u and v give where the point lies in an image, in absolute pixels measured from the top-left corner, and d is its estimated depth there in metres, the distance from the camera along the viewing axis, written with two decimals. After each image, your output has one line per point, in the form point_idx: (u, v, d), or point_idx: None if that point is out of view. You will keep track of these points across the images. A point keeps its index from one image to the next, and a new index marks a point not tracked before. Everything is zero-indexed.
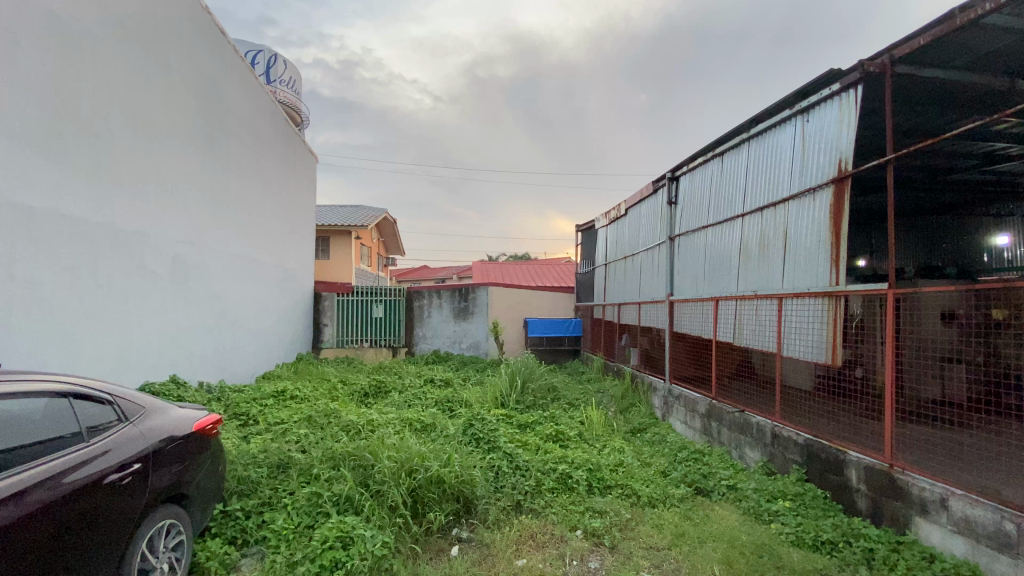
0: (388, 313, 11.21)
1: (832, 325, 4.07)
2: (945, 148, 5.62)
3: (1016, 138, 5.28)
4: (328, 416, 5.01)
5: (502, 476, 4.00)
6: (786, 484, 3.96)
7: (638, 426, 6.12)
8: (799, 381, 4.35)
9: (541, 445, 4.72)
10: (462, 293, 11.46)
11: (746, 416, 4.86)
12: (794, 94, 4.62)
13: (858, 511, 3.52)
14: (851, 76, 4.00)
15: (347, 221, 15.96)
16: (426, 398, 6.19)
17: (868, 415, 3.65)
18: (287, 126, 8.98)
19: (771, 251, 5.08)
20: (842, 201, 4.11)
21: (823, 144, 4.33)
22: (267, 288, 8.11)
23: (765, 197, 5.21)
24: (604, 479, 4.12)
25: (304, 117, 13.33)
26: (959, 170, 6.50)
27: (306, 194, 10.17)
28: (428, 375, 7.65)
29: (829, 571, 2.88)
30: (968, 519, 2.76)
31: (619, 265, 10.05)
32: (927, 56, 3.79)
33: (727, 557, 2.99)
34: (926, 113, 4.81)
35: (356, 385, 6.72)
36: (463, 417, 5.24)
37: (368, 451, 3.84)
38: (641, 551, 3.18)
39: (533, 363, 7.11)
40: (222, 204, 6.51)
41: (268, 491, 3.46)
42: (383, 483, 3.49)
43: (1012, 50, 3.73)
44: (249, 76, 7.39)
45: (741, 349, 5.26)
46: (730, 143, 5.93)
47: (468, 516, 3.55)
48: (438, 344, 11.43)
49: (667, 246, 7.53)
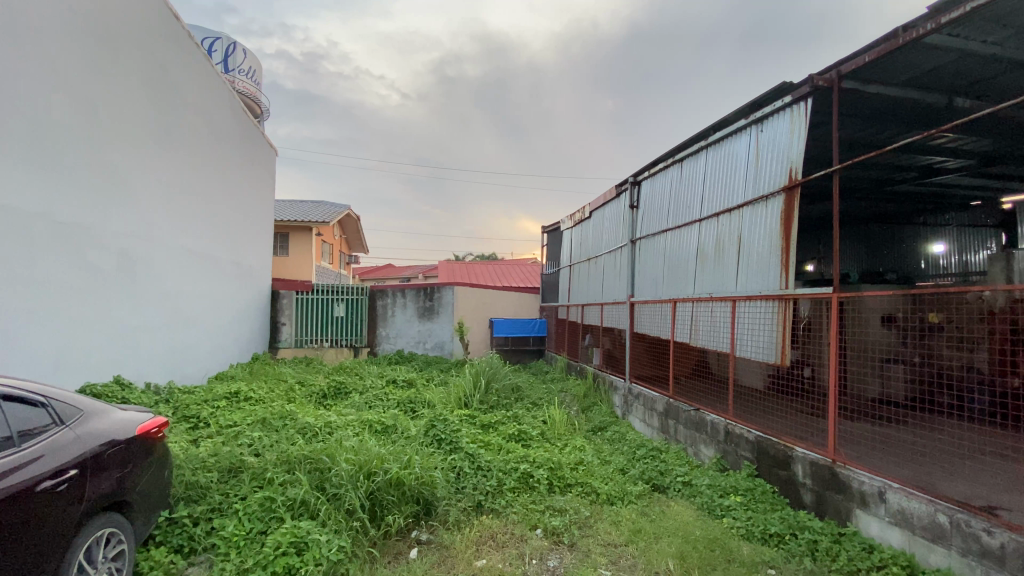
0: (350, 313, 10.99)
1: (781, 327, 4.25)
2: (888, 160, 5.96)
3: (951, 152, 5.65)
4: (283, 418, 4.87)
5: (464, 477, 3.98)
6: (738, 480, 4.11)
7: (599, 425, 6.22)
8: (751, 381, 4.53)
9: (503, 445, 4.73)
10: (427, 293, 11.35)
11: (702, 414, 5.02)
12: (749, 105, 4.80)
13: (804, 505, 3.69)
14: (801, 90, 4.19)
15: (307, 217, 15.54)
16: (388, 399, 6.09)
17: (813, 412, 3.83)
18: (245, 118, 8.66)
19: (726, 255, 5.25)
20: (791, 208, 4.30)
21: (775, 153, 4.52)
22: (221, 285, 7.80)
23: (721, 203, 5.40)
24: (564, 478, 4.16)
25: (263, 109, 12.90)
26: (901, 182, 6.91)
27: (264, 189, 9.85)
28: (390, 375, 7.55)
29: (776, 563, 3.01)
30: (904, 510, 2.94)
31: (583, 266, 10.19)
32: (872, 72, 4.01)
33: (681, 552, 3.07)
34: (871, 126, 5.09)
35: (316, 386, 6.55)
36: (425, 418, 5.19)
37: (325, 454, 3.75)
38: (599, 548, 3.23)
39: (497, 363, 7.12)
40: (173, 197, 6.22)
41: (218, 496, 3.32)
42: (341, 486, 3.42)
43: (948, 70, 4.00)
44: (205, 64, 7.10)
45: (697, 349, 5.43)
46: (689, 149, 6.10)
47: (428, 518, 3.53)
48: (401, 344, 11.29)
49: (629, 249, 7.69)
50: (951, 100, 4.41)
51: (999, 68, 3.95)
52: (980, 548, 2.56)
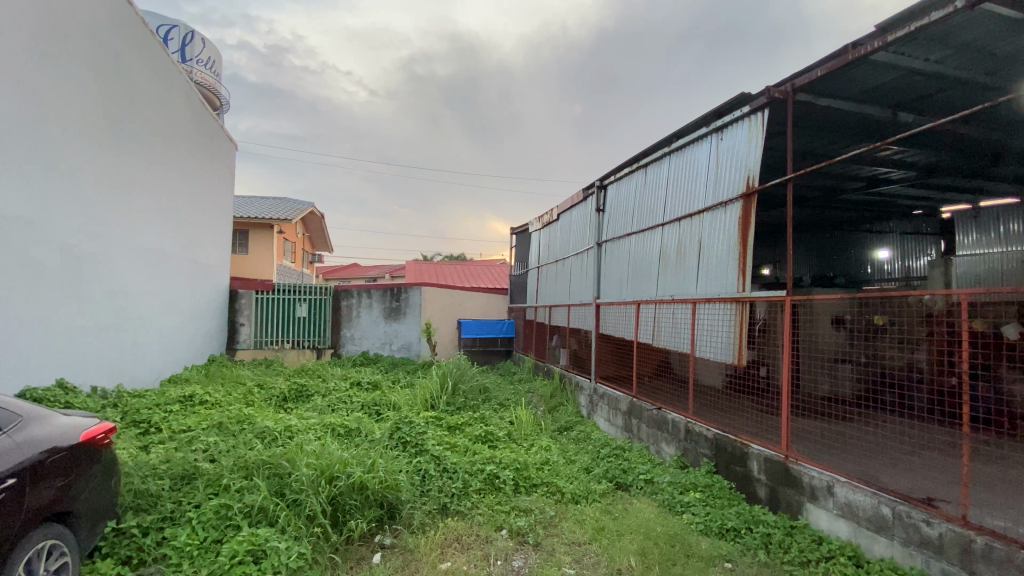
0: (313, 313, 10.73)
1: (738, 328, 4.41)
2: (838, 170, 6.27)
3: (895, 164, 5.99)
4: (241, 422, 4.71)
5: (429, 480, 3.95)
6: (698, 477, 4.24)
7: (565, 425, 6.28)
8: (710, 380, 4.68)
9: (469, 446, 4.71)
10: (393, 293, 11.21)
11: (664, 413, 5.15)
12: (709, 114, 4.96)
13: (758, 499, 3.83)
14: (759, 101, 4.36)
15: (269, 214, 15.07)
16: (352, 401, 5.97)
17: (768, 410, 4.00)
18: (202, 110, 8.34)
19: (687, 258, 5.40)
20: (749, 214, 4.47)
21: (734, 161, 4.68)
22: (176, 283, 7.47)
23: (683, 208, 5.55)
24: (530, 478, 4.19)
25: (223, 101, 12.46)
26: (850, 191, 7.28)
27: (223, 184, 9.51)
28: (355, 377, 7.42)
29: (732, 557, 3.12)
30: (850, 503, 3.09)
31: (551, 268, 10.27)
32: (824, 86, 4.21)
33: (643, 549, 3.14)
34: (823, 137, 5.35)
35: (276, 389, 6.36)
36: (390, 420, 5.11)
37: (285, 459, 3.65)
38: (563, 547, 3.26)
39: (465, 364, 7.09)
40: (123, 191, 5.92)
41: (170, 504, 3.18)
42: (301, 491, 3.34)
43: (893, 86, 4.24)
44: (161, 53, 6.81)
45: (660, 350, 5.55)
46: (653, 155, 6.24)
47: (392, 522, 3.49)
48: (366, 345, 11.10)
49: (595, 252, 7.82)
50: (896, 114, 4.68)
51: (939, 85, 4.22)
52: (920, 538, 2.71)
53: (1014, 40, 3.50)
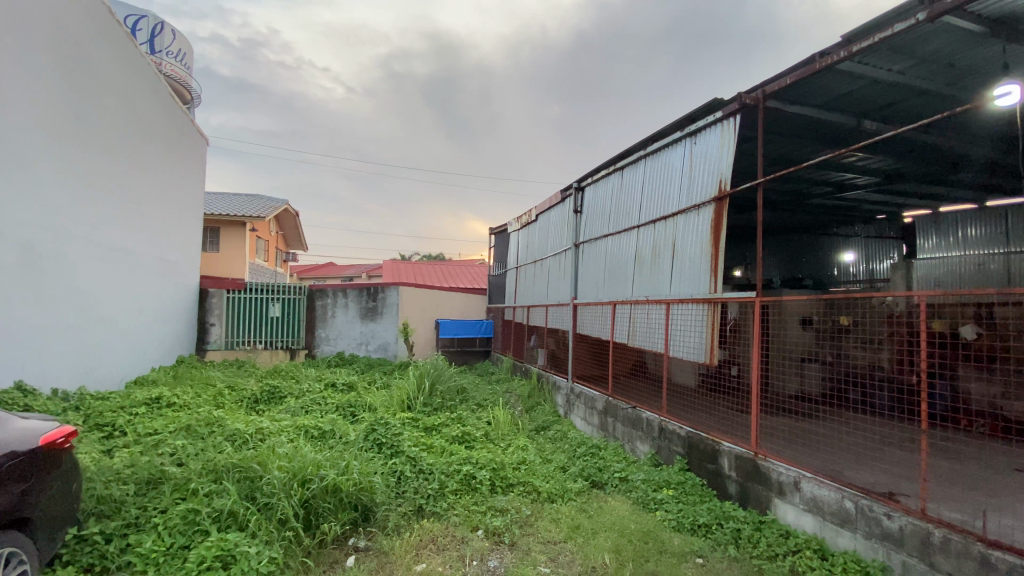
0: (287, 313, 10.53)
1: (710, 328, 4.51)
2: (807, 175, 6.46)
3: (861, 170, 6.21)
4: (210, 425, 4.59)
5: (405, 481, 3.93)
6: (670, 474, 4.32)
7: (542, 424, 6.31)
8: (684, 379, 4.77)
9: (446, 447, 4.69)
10: (370, 292, 11.09)
11: (638, 412, 5.23)
12: (684, 118, 5.05)
13: (729, 495, 3.93)
14: (731, 106, 4.46)
15: (241, 211, 14.71)
16: (326, 403, 5.88)
17: (739, 408, 4.09)
18: (171, 104, 8.09)
19: (662, 259, 5.50)
20: (721, 217, 4.57)
21: (707, 165, 4.78)
22: (142, 282, 7.23)
23: (658, 211, 5.64)
24: (506, 478, 4.20)
25: (194, 95, 12.12)
26: (818, 195, 7.51)
27: (193, 181, 9.25)
28: (330, 378, 7.30)
29: (703, 552, 3.19)
30: (816, 498, 3.19)
31: (529, 269, 10.31)
32: (792, 93, 4.34)
33: (616, 546, 3.18)
34: (793, 143, 5.50)
35: (248, 390, 6.22)
36: (365, 422, 5.05)
37: (256, 462, 3.58)
38: (539, 546, 3.28)
39: (442, 364, 7.06)
40: (86, 185, 5.70)
41: (135, 510, 3.08)
42: (272, 494, 3.28)
43: (858, 95, 4.40)
44: (129, 44, 6.59)
45: (636, 350, 5.64)
46: (629, 158, 6.33)
47: (366, 524, 3.45)
48: (342, 345, 10.96)
49: (573, 253, 7.88)
50: (861, 122, 4.84)
51: (902, 95, 4.38)
52: (881, 531, 2.81)
53: (972, 52, 3.65)
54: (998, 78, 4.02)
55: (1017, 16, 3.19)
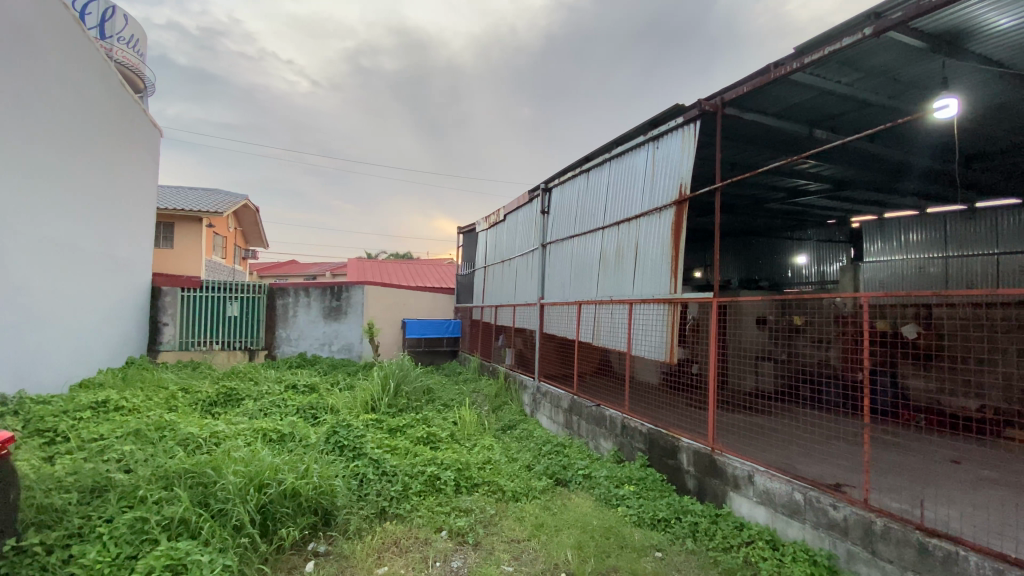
0: (246, 313, 10.20)
1: (670, 328, 4.63)
2: (763, 181, 6.72)
3: (813, 176, 6.50)
4: (160, 429, 4.39)
5: (367, 484, 3.88)
6: (632, 470, 4.42)
7: (509, 423, 6.34)
8: (646, 377, 4.89)
9: (410, 448, 4.63)
10: (334, 291, 10.90)
11: (601, 409, 5.32)
12: (647, 123, 5.16)
13: (687, 490, 4.04)
14: (691, 113, 4.59)
15: (198, 207, 14.13)
16: (287, 405, 5.72)
17: (697, 405, 4.21)
18: (121, 91, 7.69)
19: (625, 260, 5.61)
20: (681, 220, 4.71)
21: (668, 169, 4.91)
22: (89, 279, 6.85)
23: (621, 213, 5.75)
24: (471, 478, 4.20)
25: (148, 84, 11.57)
26: (774, 200, 7.82)
27: (145, 172, 8.83)
28: (290, 380, 7.09)
29: (662, 545, 3.28)
30: (768, 491, 3.33)
31: (497, 268, 10.32)
32: (748, 101, 4.51)
33: (579, 543, 3.23)
34: (750, 150, 5.71)
35: (203, 393, 5.99)
36: (326, 425, 4.94)
37: (210, 466, 3.46)
38: (502, 545, 3.30)
39: (408, 364, 6.98)
40: (28, 176, 5.38)
41: (78, 520, 2.92)
42: (226, 500, 3.17)
43: (809, 105, 4.60)
44: (76, 28, 6.24)
45: (600, 349, 5.73)
46: (595, 160, 6.42)
47: (327, 528, 3.39)
48: (304, 346, 10.69)
49: (540, 253, 7.94)
50: (812, 131, 5.08)
51: (849, 106, 4.62)
52: (828, 521, 2.95)
53: (912, 68, 3.89)
54: (936, 93, 4.27)
55: (953, 34, 3.41)
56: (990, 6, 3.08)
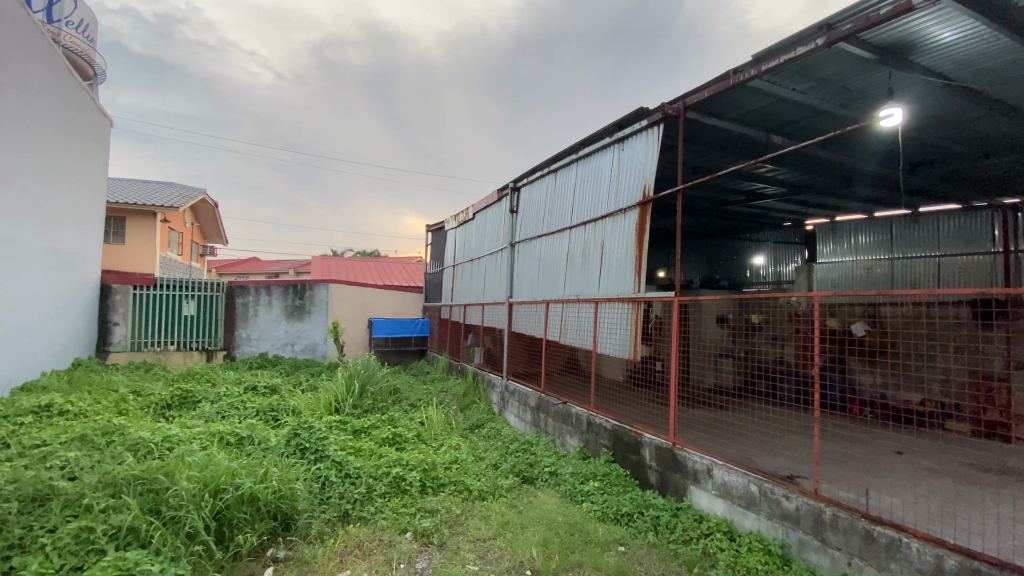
0: (203, 312, 9.80)
1: (634, 326, 4.73)
2: (724, 184, 6.94)
3: (770, 180, 6.75)
4: (108, 434, 4.18)
5: (329, 487, 3.81)
6: (597, 466, 4.49)
7: (477, 422, 6.34)
8: (612, 374, 4.97)
9: (375, 450, 4.56)
10: (297, 290, 10.63)
11: (568, 407, 5.38)
12: (613, 125, 5.24)
13: (650, 485, 4.13)
14: (655, 116, 4.69)
15: (152, 201, 13.49)
16: (245, 407, 5.54)
17: (660, 401, 4.32)
18: (68, 78, 7.27)
19: (591, 260, 5.69)
20: (645, 221, 4.81)
21: (633, 170, 5.00)
22: (31, 276, 6.45)
23: (588, 213, 5.83)
24: (437, 478, 4.17)
25: (98, 71, 10.98)
26: (734, 203, 8.08)
27: (94, 164, 8.37)
28: (250, 381, 6.86)
29: (625, 540, 3.35)
30: (725, 483, 3.44)
31: (466, 267, 10.29)
32: (709, 106, 4.64)
33: (544, 539, 3.26)
34: (711, 153, 5.88)
35: (156, 395, 5.74)
36: (287, 427, 4.81)
37: (162, 472, 3.32)
38: (467, 545, 3.29)
39: (374, 364, 6.87)
40: None
41: (18, 530, 2.76)
42: (179, 507, 3.05)
43: (766, 111, 4.77)
44: (20, 12, 5.87)
45: (568, 347, 5.78)
46: (563, 161, 6.48)
47: (286, 533, 3.31)
48: (265, 347, 10.38)
49: (509, 252, 7.96)
50: (769, 137, 5.25)
51: (803, 113, 4.81)
52: (781, 511, 3.08)
53: (861, 77, 4.07)
54: (883, 102, 4.50)
55: (900, 45, 3.58)
56: (935, 20, 3.25)
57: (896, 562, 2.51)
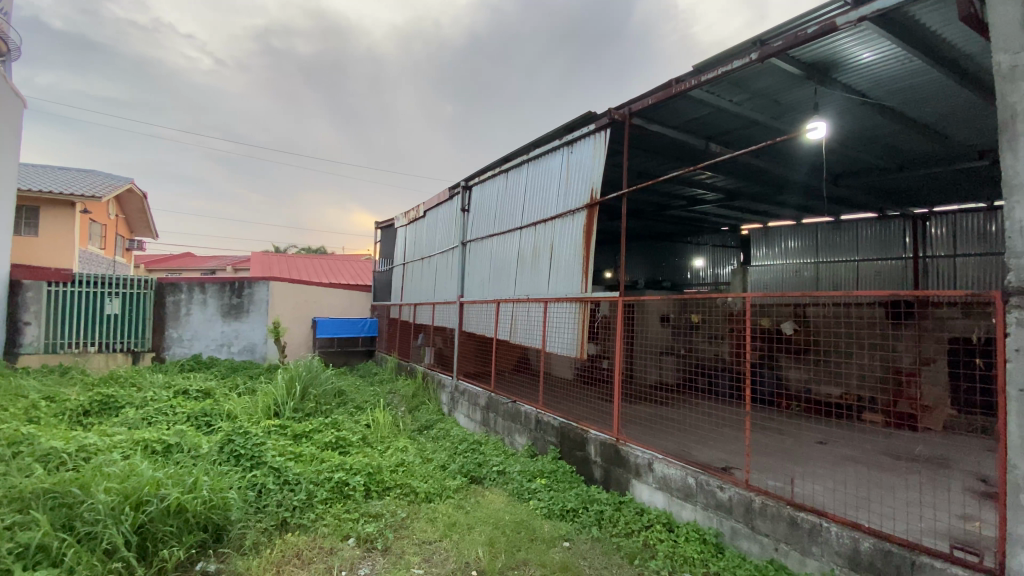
0: (129, 311, 9.11)
1: (581, 325, 4.83)
2: (666, 189, 7.22)
3: (709, 187, 7.09)
4: (14, 444, 3.80)
5: (265, 495, 3.64)
6: (544, 463, 4.55)
7: (426, 423, 6.26)
8: (561, 373, 5.05)
9: (317, 454, 4.42)
10: (234, 288, 10.10)
11: (517, 406, 5.43)
12: (562, 128, 5.32)
13: (595, 480, 4.24)
14: (603, 120, 4.81)
15: (70, 189, 12.41)
16: (175, 413, 5.20)
17: (606, 398, 4.42)
18: None
19: (540, 260, 5.75)
20: (592, 222, 4.92)
21: (581, 173, 5.10)
22: None
23: (537, 214, 5.89)
24: (383, 481, 4.09)
25: (11, 46, 10.00)
26: (677, 207, 8.41)
27: (4, 147, 7.62)
28: (180, 384, 6.44)
29: (569, 535, 3.41)
30: (665, 477, 3.58)
31: (416, 265, 10.14)
32: (654, 113, 4.81)
33: (490, 539, 3.27)
34: (655, 159, 6.09)
35: (72, 401, 5.28)
36: (222, 432, 4.56)
37: (77, 485, 3.06)
38: (412, 548, 3.25)
39: (317, 366, 6.64)
40: None
41: None
42: (96, 522, 2.83)
43: (706, 120, 5.00)
44: None
45: (518, 346, 5.82)
46: (514, 161, 6.50)
47: (217, 545, 3.14)
48: (199, 348, 9.81)
49: (460, 251, 7.91)
50: (708, 144, 5.50)
51: (739, 124, 5.07)
52: (716, 502, 3.23)
53: (790, 92, 4.35)
54: (811, 115, 4.81)
55: (826, 62, 3.84)
56: (855, 41, 3.51)
57: (817, 545, 2.70)
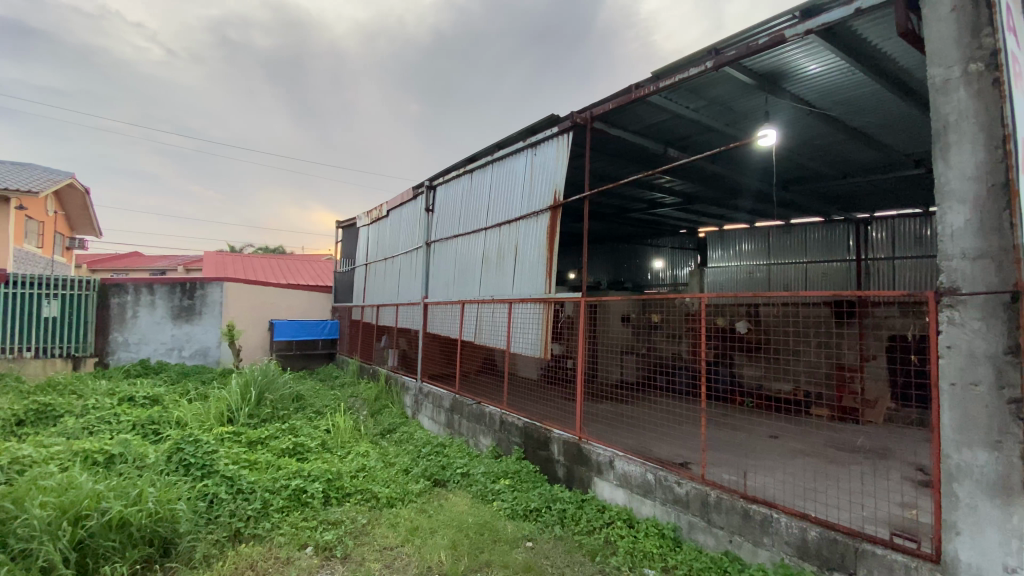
0: (69, 313, 8.59)
1: (545, 326, 4.87)
2: (627, 192, 7.37)
3: (668, 190, 7.28)
4: None
5: (218, 505, 3.50)
6: (508, 464, 4.56)
7: (389, 427, 6.16)
8: (525, 373, 5.09)
9: (273, 461, 4.27)
10: (186, 289, 9.66)
11: (481, 407, 5.42)
12: (526, 130, 5.35)
13: (558, 478, 4.28)
14: (566, 123, 4.87)
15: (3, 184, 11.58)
16: (119, 421, 4.92)
17: (569, 397, 4.48)
18: None
19: (505, 261, 5.77)
20: (555, 224, 4.98)
21: (545, 175, 5.15)
22: None
23: (501, 215, 5.90)
24: (343, 488, 4.00)
25: None
26: (638, 210, 8.60)
27: None
28: (125, 391, 6.11)
29: (532, 535, 3.44)
30: (626, 474, 3.65)
31: (379, 266, 9.97)
32: (615, 117, 4.90)
33: (453, 542, 3.25)
34: (616, 163, 6.21)
35: (4, 411, 4.93)
36: (170, 440, 4.35)
37: (9, 499, 2.86)
38: (374, 554, 3.19)
39: (274, 370, 6.44)
40: None
41: None
42: (30, 539, 2.66)
43: (665, 125, 5.14)
44: None
45: (483, 347, 5.82)
46: (478, 161, 6.49)
47: (164, 560, 2.99)
48: (147, 352, 9.33)
49: (424, 251, 7.83)
50: (667, 149, 5.66)
51: (696, 130, 5.24)
52: (674, 497, 3.32)
53: (744, 101, 4.52)
54: (763, 123, 5.02)
55: (776, 73, 4.02)
56: (802, 53, 3.69)
57: (768, 536, 2.81)
